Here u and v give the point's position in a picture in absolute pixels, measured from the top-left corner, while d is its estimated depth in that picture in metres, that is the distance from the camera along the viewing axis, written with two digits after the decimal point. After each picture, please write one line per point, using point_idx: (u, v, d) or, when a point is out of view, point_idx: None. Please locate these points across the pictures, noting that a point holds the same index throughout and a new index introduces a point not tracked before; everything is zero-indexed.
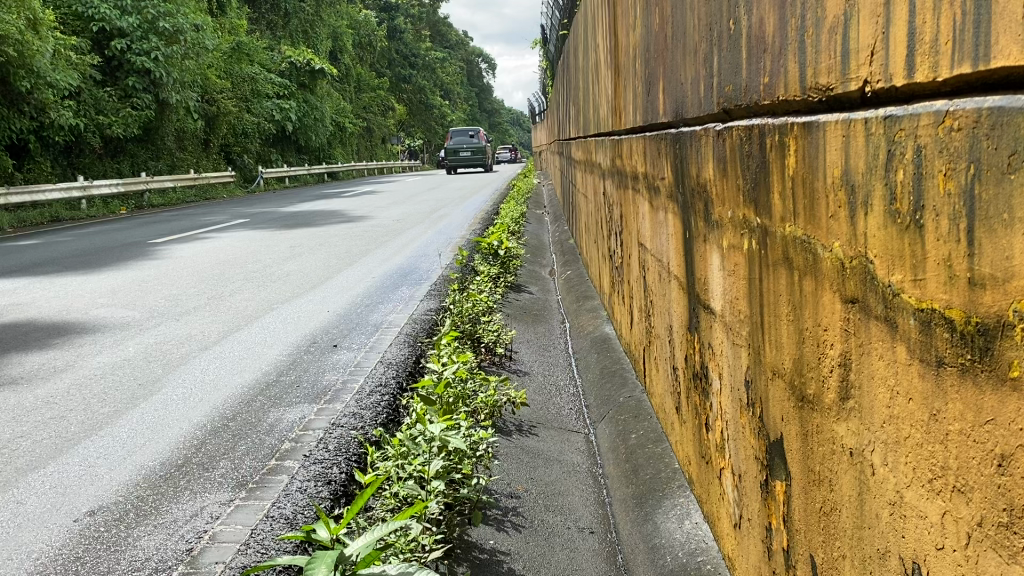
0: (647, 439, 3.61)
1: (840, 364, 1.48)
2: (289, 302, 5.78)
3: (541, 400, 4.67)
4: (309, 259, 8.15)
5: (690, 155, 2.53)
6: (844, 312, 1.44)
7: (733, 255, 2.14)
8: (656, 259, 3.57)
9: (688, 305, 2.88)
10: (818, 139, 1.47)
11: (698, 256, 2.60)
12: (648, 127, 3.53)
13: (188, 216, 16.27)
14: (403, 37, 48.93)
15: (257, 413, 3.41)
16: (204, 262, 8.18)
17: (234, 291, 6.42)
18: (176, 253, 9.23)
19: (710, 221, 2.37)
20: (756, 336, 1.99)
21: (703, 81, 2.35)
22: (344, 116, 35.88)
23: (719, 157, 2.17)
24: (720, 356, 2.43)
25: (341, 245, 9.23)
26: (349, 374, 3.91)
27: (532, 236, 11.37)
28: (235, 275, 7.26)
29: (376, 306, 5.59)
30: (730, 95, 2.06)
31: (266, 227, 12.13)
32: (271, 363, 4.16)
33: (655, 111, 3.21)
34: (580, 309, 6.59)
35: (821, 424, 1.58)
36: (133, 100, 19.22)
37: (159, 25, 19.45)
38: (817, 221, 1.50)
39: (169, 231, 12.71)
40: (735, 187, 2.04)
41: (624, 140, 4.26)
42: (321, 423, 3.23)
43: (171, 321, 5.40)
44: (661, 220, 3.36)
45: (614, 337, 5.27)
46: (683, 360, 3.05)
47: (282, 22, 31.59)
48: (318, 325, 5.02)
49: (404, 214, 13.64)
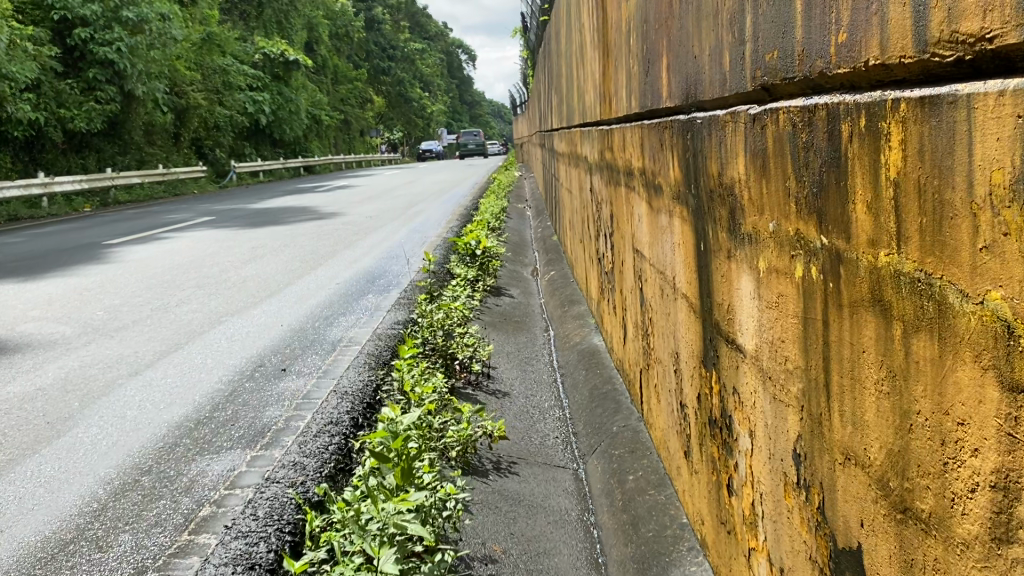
0: (648, 483, 3.06)
1: (989, 486, 0.92)
2: (240, 315, 5.18)
3: (523, 428, 4.12)
4: (271, 262, 7.54)
5: (707, 147, 1.98)
6: (1002, 406, 0.88)
7: (776, 282, 1.59)
8: (656, 272, 3.02)
9: (701, 332, 2.33)
10: (958, 120, 0.91)
11: (718, 275, 2.04)
12: (645, 116, 2.97)
13: (153, 213, 15.59)
14: (382, 29, 47.96)
15: (179, 464, 2.83)
16: (158, 267, 7.56)
17: (182, 301, 5.81)
18: (129, 256, 8.59)
19: (739, 235, 1.81)
20: (813, 399, 1.45)
21: (728, 49, 1.79)
22: (320, 109, 35.06)
23: (756, 151, 1.62)
24: (750, 408, 1.88)
25: (308, 246, 8.62)
26: (296, 408, 3.33)
27: (513, 233, 10.79)
28: (187, 281, 6.65)
29: (337, 318, 5.01)
30: (775, 67, 1.51)
31: (231, 225, 11.49)
32: (206, 395, 3.58)
33: (657, 94, 2.65)
34: (566, 316, 6.03)
35: (944, 562, 1.03)
36: (97, 93, 18.43)
37: (122, 14, 18.61)
38: (950, 254, 0.95)
39: (129, 229, 12.06)
40: (784, 190, 1.48)
41: (615, 131, 3.71)
42: (252, 479, 2.66)
43: (105, 337, 4.80)
44: (663, 224, 2.80)
45: (604, 351, 4.73)
46: (694, 398, 2.49)
47: (256, 12, 30.71)
48: (269, 343, 4.44)
49: (380, 210, 13.07)
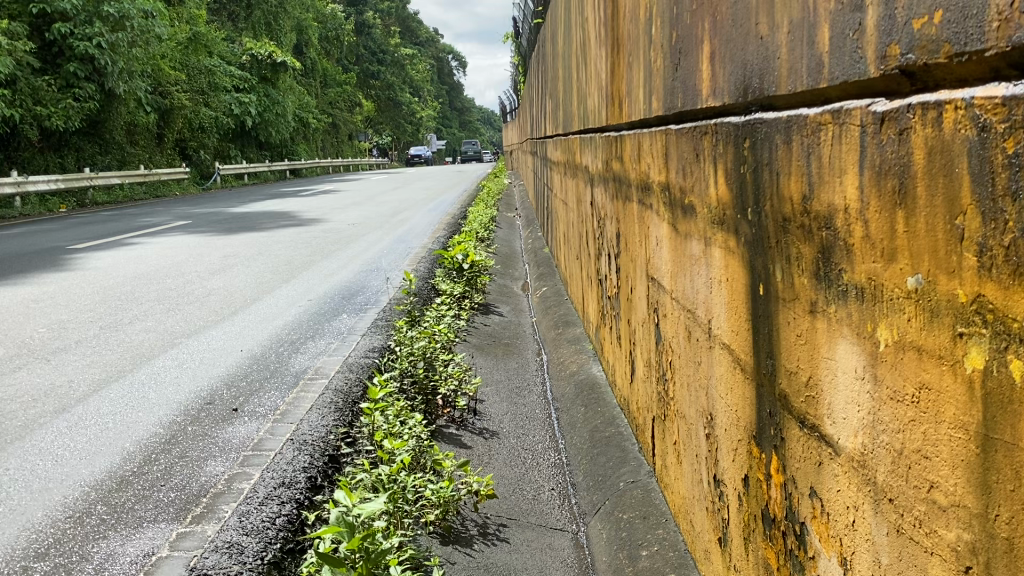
0: (666, 563, 2.52)
1: None
2: (195, 338, 4.58)
3: (513, 477, 3.56)
4: (241, 274, 6.94)
5: (783, 158, 1.45)
6: None
7: (917, 366, 1.06)
8: (680, 308, 2.48)
9: (751, 398, 1.81)
10: None
11: (789, 333, 1.51)
12: (672, 119, 2.44)
13: (129, 216, 14.93)
14: (374, 32, 47.17)
15: (85, 546, 2.26)
16: (118, 276, 6.95)
17: (136, 317, 5.21)
18: (91, 263, 7.94)
19: (836, 285, 1.28)
20: (999, 566, 0.91)
21: (828, 19, 1.25)
22: (308, 111, 34.37)
23: (886, 166, 1.08)
24: (841, 526, 1.35)
25: (284, 256, 8.02)
26: (241, 464, 2.76)
27: (503, 244, 10.23)
28: (145, 295, 6.03)
29: (304, 344, 4.42)
30: (936, 36, 0.96)
31: (206, 231, 10.88)
32: (136, 442, 3.00)
33: (692, 92, 2.12)
34: (560, 340, 5.47)
35: None
36: (75, 91, 17.71)
37: (104, 9, 17.93)
38: None
39: (98, 233, 11.42)
40: (952, 231, 0.95)
41: (627, 137, 3.18)
42: (173, 569, 2.07)
43: (38, 361, 4.19)
44: (693, 251, 2.26)
45: (606, 385, 4.19)
46: (736, 479, 1.96)
47: (245, 13, 29.97)
48: (222, 373, 3.86)
49: (364, 218, 12.50)
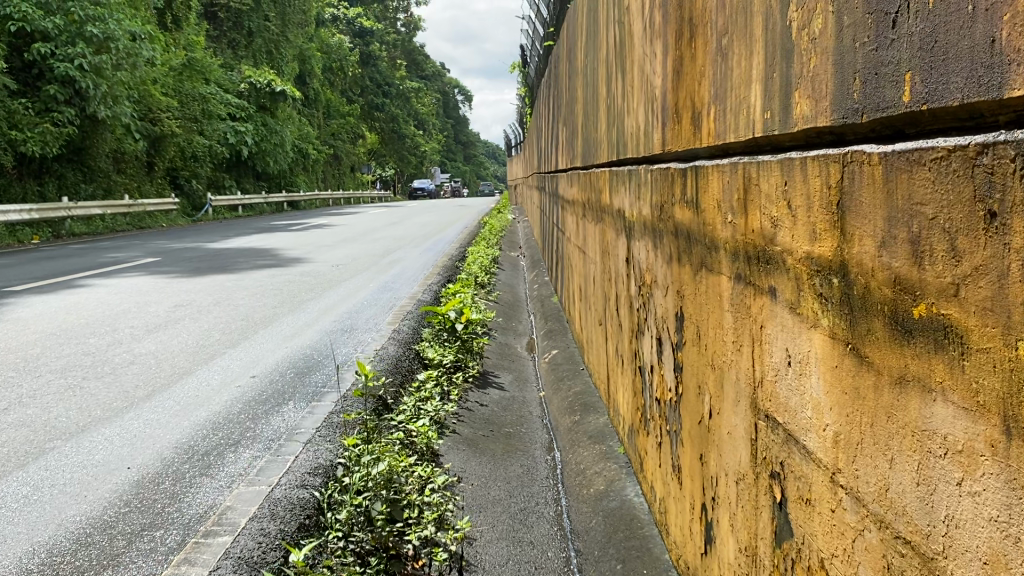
0: None
1: None
2: (75, 442, 3.28)
3: None
4: (184, 332, 5.65)
5: None
6: None
7: None
8: (873, 520, 1.22)
9: None
10: None
11: None
12: (861, 134, 1.21)
13: (99, 250, 13.64)
14: (379, 64, 46.17)
15: None
16: (34, 333, 5.65)
17: (16, 402, 3.91)
18: (15, 313, 6.62)
19: None
20: None
21: None
22: (308, 142, 33.26)
23: None
24: None
25: (246, 307, 6.73)
26: None
27: (504, 290, 8.96)
28: (51, 364, 4.72)
29: (220, 458, 3.13)
30: None
31: (170, 271, 9.57)
32: None
33: (976, 63, 0.89)
34: (578, 435, 4.12)
35: None
36: (54, 115, 16.46)
37: (86, 30, 16.76)
38: None
39: (50, 271, 10.11)
40: None
41: (713, 171, 1.94)
42: None
43: None
44: (940, 428, 1.01)
45: (649, 524, 2.91)
46: None
47: (245, 40, 28.87)
48: (80, 518, 2.58)
49: (352, 257, 11.22)
